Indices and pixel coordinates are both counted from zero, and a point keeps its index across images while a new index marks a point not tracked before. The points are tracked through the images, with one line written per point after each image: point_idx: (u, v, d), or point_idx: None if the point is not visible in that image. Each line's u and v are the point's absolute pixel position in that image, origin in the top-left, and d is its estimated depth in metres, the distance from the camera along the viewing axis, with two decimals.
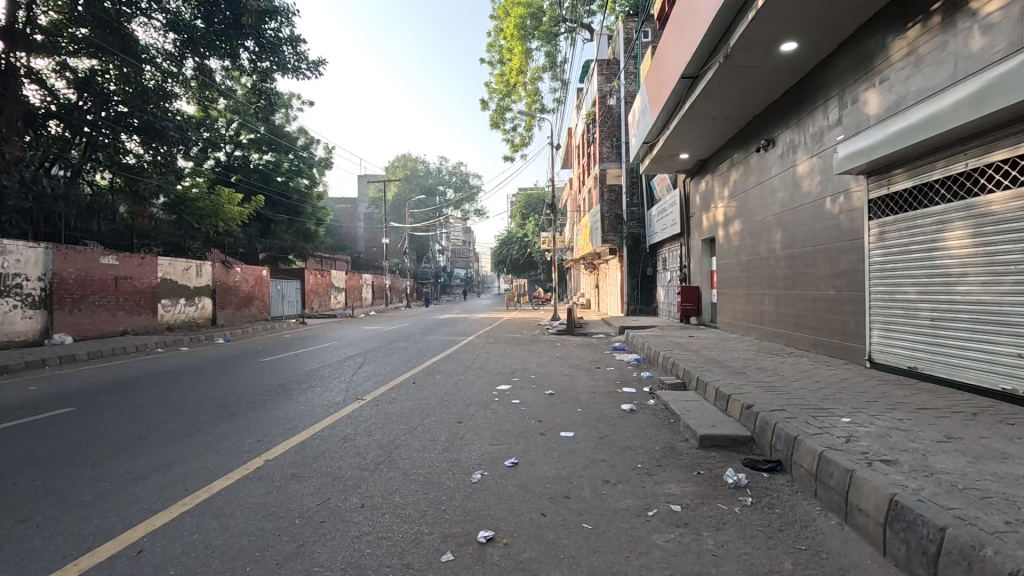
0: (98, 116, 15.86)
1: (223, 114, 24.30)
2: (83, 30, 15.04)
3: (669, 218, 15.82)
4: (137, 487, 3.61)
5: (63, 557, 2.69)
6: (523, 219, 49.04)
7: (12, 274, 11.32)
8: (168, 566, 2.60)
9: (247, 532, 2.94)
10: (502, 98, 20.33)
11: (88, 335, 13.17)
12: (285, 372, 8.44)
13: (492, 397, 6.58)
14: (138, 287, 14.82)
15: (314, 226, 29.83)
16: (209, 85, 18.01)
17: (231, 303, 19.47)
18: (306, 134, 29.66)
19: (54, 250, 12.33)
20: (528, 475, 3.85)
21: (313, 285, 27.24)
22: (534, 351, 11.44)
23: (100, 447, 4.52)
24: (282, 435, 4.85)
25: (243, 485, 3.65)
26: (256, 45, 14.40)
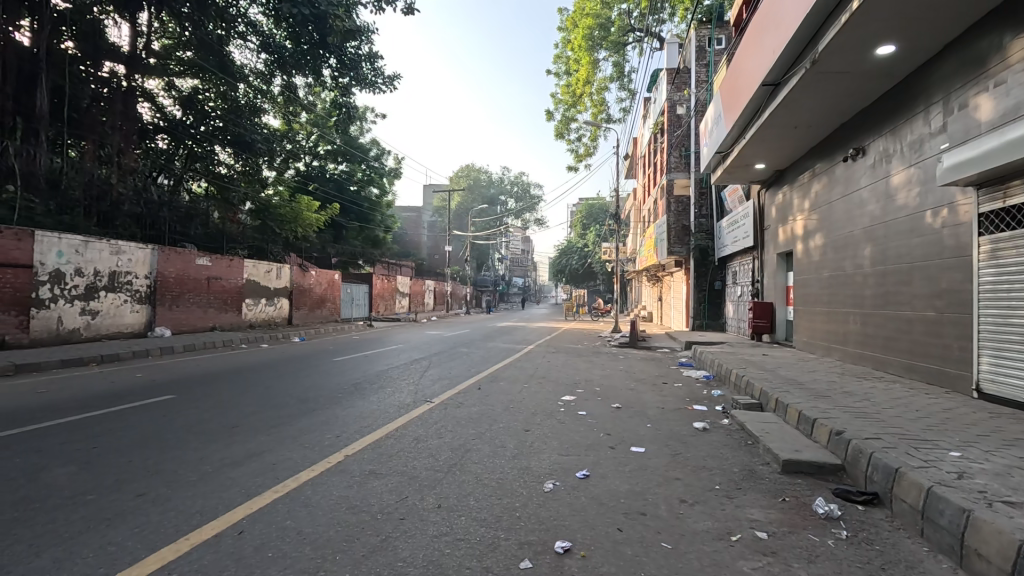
0: (198, 130, 17.78)
1: (304, 127, 25.98)
2: (188, 53, 16.80)
3: (742, 230, 15.16)
4: (234, 472, 3.91)
5: (178, 530, 2.95)
6: (585, 228, 48.63)
7: (125, 272, 12.61)
8: (265, 548, 2.79)
9: (333, 523, 3.10)
10: (567, 108, 20.32)
11: (183, 328, 14.43)
12: (357, 372, 8.80)
13: (557, 407, 6.55)
14: (226, 286, 16.06)
15: (382, 233, 31.09)
16: (293, 100, 19.34)
17: (305, 304, 20.63)
18: (378, 145, 31.05)
19: (159, 251, 13.61)
20: (601, 489, 3.79)
21: (379, 289, 28.35)
22: (597, 362, 11.27)
23: (200, 433, 4.92)
24: (359, 432, 5.07)
25: (327, 477, 3.85)
26: (338, 63, 15.30)
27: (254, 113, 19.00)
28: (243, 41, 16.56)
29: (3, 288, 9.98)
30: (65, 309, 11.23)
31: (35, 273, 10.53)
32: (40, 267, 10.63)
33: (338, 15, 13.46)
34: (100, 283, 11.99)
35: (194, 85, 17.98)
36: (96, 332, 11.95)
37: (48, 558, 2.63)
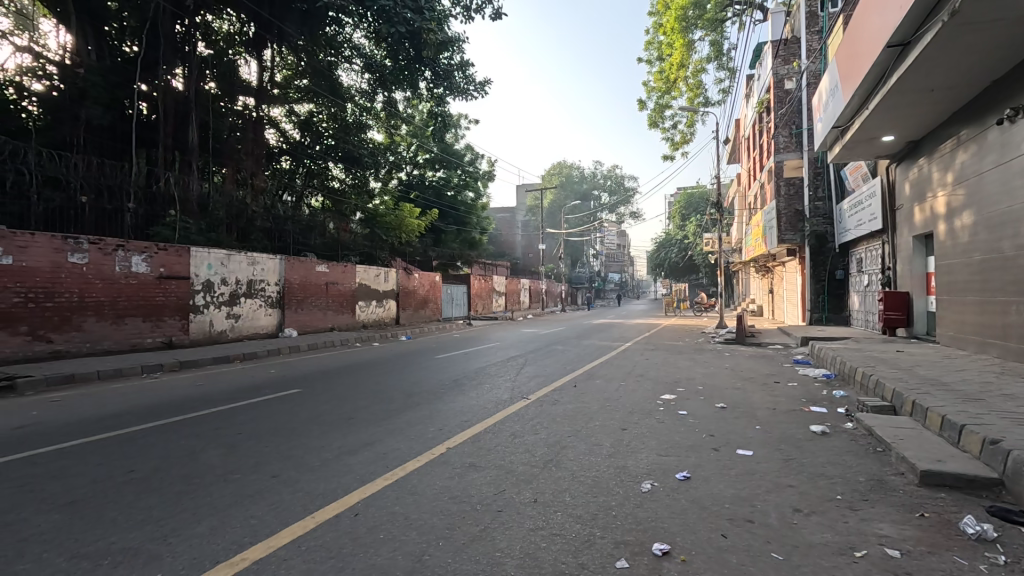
0: (314, 149, 20.10)
1: (405, 139, 27.69)
2: (304, 81, 18.92)
3: (867, 212, 13.52)
4: (351, 459, 4.31)
5: (306, 509, 3.33)
6: (684, 219, 46.40)
7: (259, 280, 14.35)
8: (378, 530, 3.05)
9: (436, 512, 3.29)
10: (661, 96, 19.43)
11: (307, 329, 16.10)
12: (456, 369, 9.20)
13: (655, 406, 6.35)
14: (342, 290, 17.61)
15: (478, 234, 32.29)
16: (394, 114, 20.79)
17: (410, 305, 21.94)
18: (472, 150, 32.15)
19: (285, 261, 15.27)
20: (703, 492, 3.62)
21: (477, 289, 29.34)
22: (699, 360, 10.72)
23: (321, 423, 5.49)
24: (459, 426, 5.32)
25: (431, 467, 4.10)
26: (432, 74, 16.08)
27: (360, 129, 20.80)
28: (349, 65, 18.16)
29: (169, 297, 11.86)
30: (214, 314, 13.04)
31: (192, 284, 12.39)
32: (196, 278, 12.48)
33: (430, 29, 14.10)
34: (240, 290, 13.77)
35: (309, 109, 20.18)
36: (239, 333, 13.74)
37: (206, 525, 3.10)
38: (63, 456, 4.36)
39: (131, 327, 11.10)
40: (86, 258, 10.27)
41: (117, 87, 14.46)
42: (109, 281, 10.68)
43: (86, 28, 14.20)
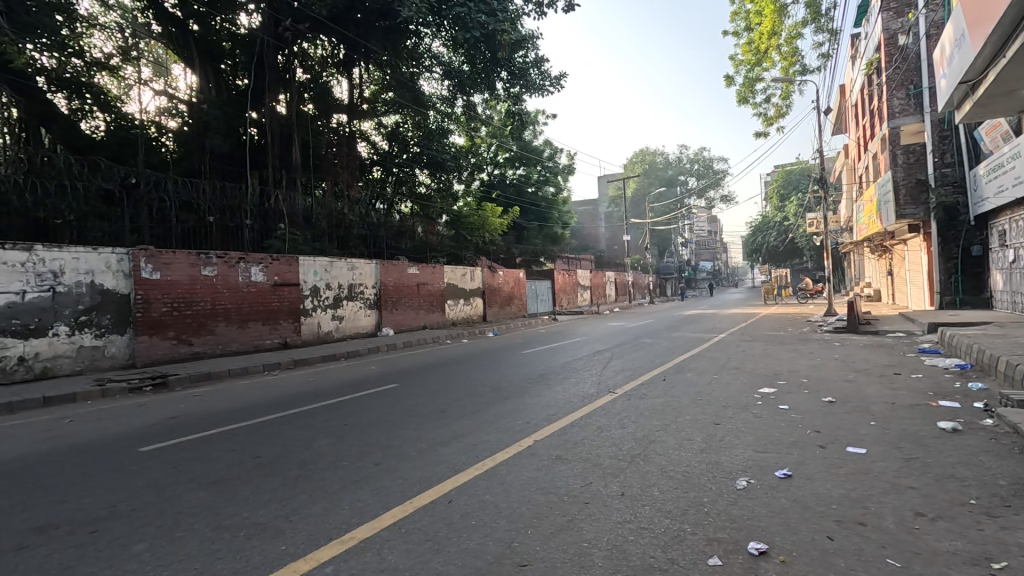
0: (402, 157, 21.63)
1: (485, 140, 28.37)
2: (388, 94, 20.11)
3: (1011, 175, 11.65)
4: (444, 450, 4.54)
5: (404, 495, 3.59)
6: (783, 199, 42.94)
7: (358, 283, 15.47)
8: (470, 516, 3.21)
9: (524, 501, 3.39)
10: (750, 69, 18.08)
11: (402, 328, 17.08)
12: (542, 364, 9.31)
13: (753, 400, 6.00)
14: (432, 290, 18.47)
15: (561, 229, 32.40)
16: (473, 117, 21.48)
17: (496, 302, 22.48)
18: (551, 145, 32.26)
19: (380, 265, 16.30)
20: (807, 492, 3.38)
21: (562, 284, 29.32)
22: (803, 351, 9.91)
23: (417, 416, 5.85)
24: (545, 419, 5.41)
25: (519, 459, 4.22)
26: (508, 75, 16.30)
27: (443, 135, 21.80)
28: (430, 74, 19.05)
29: (283, 302, 13.19)
30: (321, 316, 14.28)
31: (301, 289, 13.67)
32: (304, 284, 13.74)
33: (504, 30, 14.27)
34: (342, 294, 14.96)
35: (395, 120, 21.42)
36: (343, 333, 14.94)
37: (320, 507, 3.45)
38: (206, 443, 5.06)
39: (253, 330, 12.49)
40: (215, 271, 11.69)
41: (233, 118, 16.25)
42: (235, 290, 12.10)
43: (206, 67, 16.15)
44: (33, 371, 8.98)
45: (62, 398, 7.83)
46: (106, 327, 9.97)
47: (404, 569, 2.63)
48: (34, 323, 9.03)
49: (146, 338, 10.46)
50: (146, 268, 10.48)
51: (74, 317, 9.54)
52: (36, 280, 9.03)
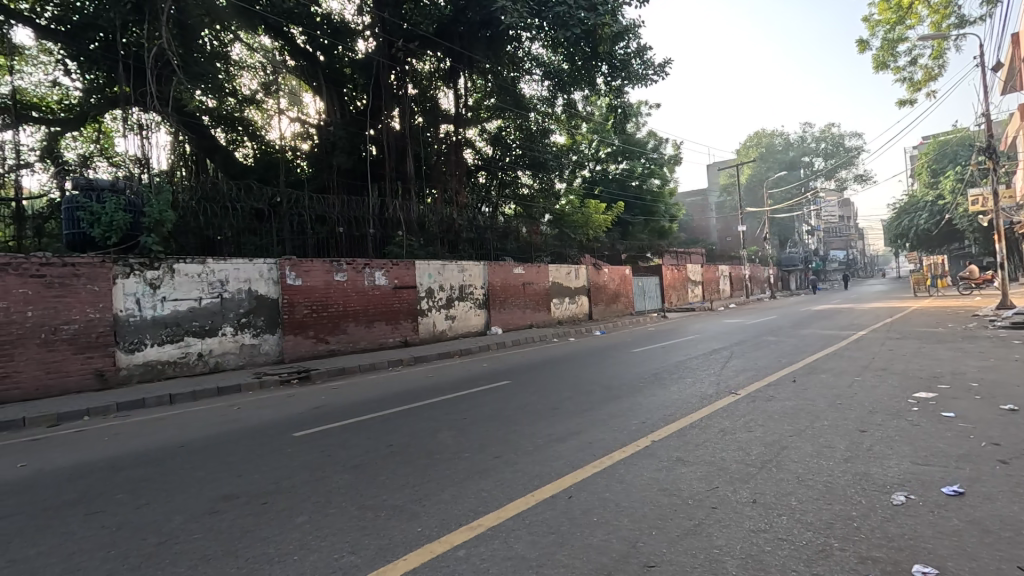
0: (504, 161, 22.23)
1: (587, 136, 28.18)
2: (491, 100, 20.78)
3: None
4: (559, 447, 4.60)
5: (525, 488, 3.70)
6: (935, 175, 37.14)
7: (468, 284, 16.18)
8: (591, 513, 3.22)
9: (647, 501, 3.33)
10: (889, 30, 15.93)
11: (510, 327, 17.55)
12: (655, 363, 9.01)
13: (907, 406, 5.28)
14: (537, 289, 18.74)
15: (668, 223, 31.26)
16: (574, 114, 21.48)
17: (602, 301, 22.16)
18: (655, 136, 31.24)
19: (488, 266, 16.89)
20: (987, 513, 2.91)
21: (671, 280, 28.08)
22: (970, 351, 8.48)
23: (532, 412, 6.00)
24: (662, 419, 5.25)
25: (638, 458, 4.15)
26: (609, 68, 16.01)
27: (544, 135, 22.09)
28: (529, 75, 19.39)
29: (402, 304, 14.21)
30: (435, 316, 15.16)
31: (417, 291, 14.63)
32: (419, 287, 14.69)
33: (605, 23, 14.06)
34: (454, 295, 15.74)
35: (498, 125, 22.05)
36: (455, 332, 15.72)
37: (449, 494, 3.69)
38: (346, 430, 5.65)
39: (378, 329, 13.61)
40: (345, 276, 12.93)
41: (355, 136, 17.87)
42: (362, 293, 13.29)
43: (331, 93, 17.89)
44: (208, 365, 10.66)
45: (231, 388, 9.19)
46: (260, 328, 11.50)
47: (531, 559, 2.72)
48: (208, 325, 10.72)
49: (291, 337, 11.90)
50: (290, 276, 11.92)
51: (237, 319, 11.14)
52: (208, 289, 10.73)
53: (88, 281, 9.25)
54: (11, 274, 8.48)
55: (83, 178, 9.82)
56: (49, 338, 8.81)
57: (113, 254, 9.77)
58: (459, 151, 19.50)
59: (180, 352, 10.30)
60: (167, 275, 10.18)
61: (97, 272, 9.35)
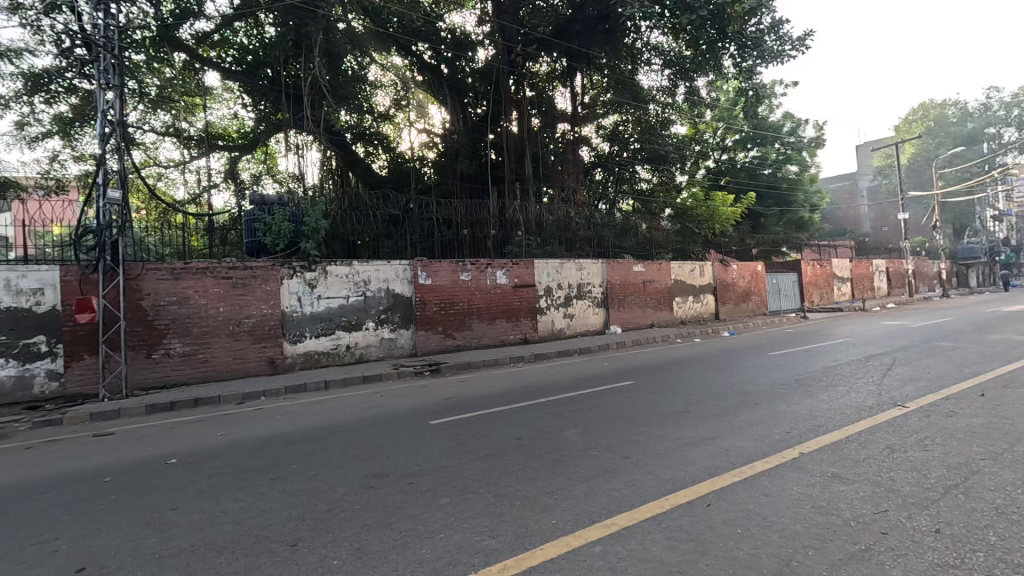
0: (622, 156, 21.67)
1: (712, 124, 26.47)
2: (607, 95, 20.40)
3: None
4: (692, 451, 4.40)
5: (658, 491, 3.60)
6: None
7: (586, 283, 16.11)
8: (734, 524, 3.04)
9: (799, 518, 3.06)
10: None
11: (630, 326, 17.13)
12: (797, 368, 8.17)
13: None
14: (659, 287, 18.04)
15: (808, 213, 28.24)
16: (697, 102, 20.32)
17: (730, 299, 20.63)
18: (792, 118, 28.36)
19: (607, 264, 16.65)
20: None
21: (812, 276, 25.23)
22: None
23: (660, 414, 5.81)
24: (812, 430, 4.76)
25: (785, 471, 3.81)
26: (738, 48, 14.85)
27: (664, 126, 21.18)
28: (647, 65, 18.77)
29: (523, 302, 14.60)
30: (555, 314, 15.34)
31: (537, 290, 14.91)
32: (539, 285, 14.98)
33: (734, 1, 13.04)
34: (573, 293, 15.77)
35: (615, 120, 21.58)
36: (574, 330, 15.75)
37: (580, 490, 3.73)
38: (476, 421, 5.97)
39: (500, 326, 14.14)
40: (470, 276, 13.65)
41: (477, 142, 18.62)
42: (485, 291, 13.91)
43: (455, 103, 18.85)
44: (354, 356, 11.92)
45: (374, 377, 10.19)
46: (397, 324, 12.57)
47: (671, 564, 2.65)
48: (354, 320, 11.99)
49: (423, 333, 12.86)
50: (422, 276, 12.89)
51: (377, 315, 12.30)
52: (354, 288, 12.00)
53: (263, 282, 10.89)
54: (209, 276, 10.31)
55: (257, 195, 11.57)
56: (235, 329, 10.54)
57: (280, 258, 11.37)
58: (576, 149, 19.47)
59: (332, 344, 11.66)
60: (322, 276, 11.60)
61: (269, 274, 10.96)
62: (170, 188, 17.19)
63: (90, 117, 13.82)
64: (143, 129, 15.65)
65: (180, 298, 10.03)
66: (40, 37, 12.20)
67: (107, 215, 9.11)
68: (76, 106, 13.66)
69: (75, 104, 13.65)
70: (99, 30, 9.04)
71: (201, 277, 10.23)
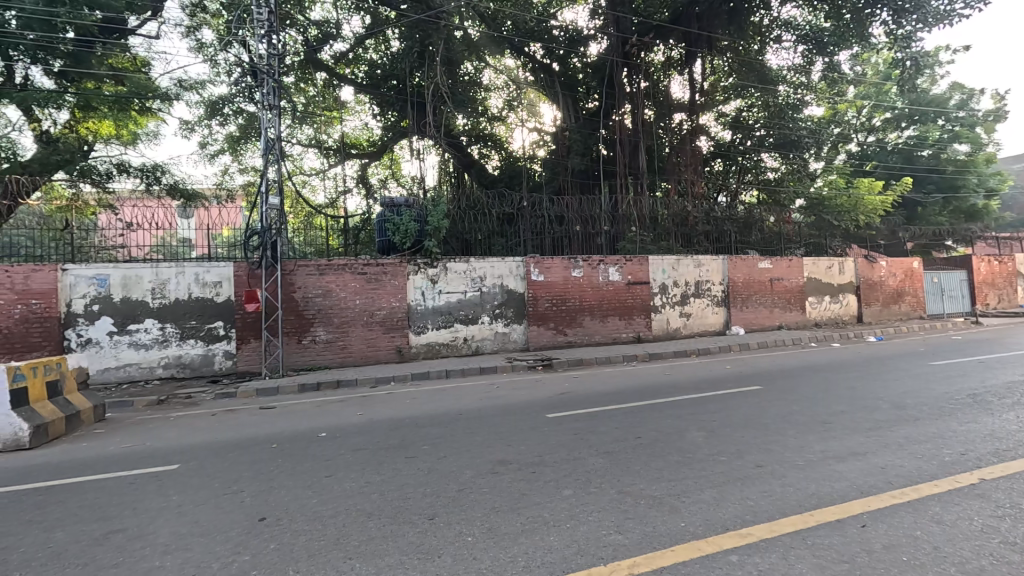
0: (747, 145, 19.99)
1: (856, 103, 23.50)
2: (729, 78, 19.13)
3: None
4: (839, 466, 3.99)
5: (800, 505, 3.32)
6: None
7: (705, 281, 15.22)
8: (896, 550, 2.72)
9: (982, 552, 2.64)
10: None
11: (754, 327, 15.87)
12: (971, 380, 6.97)
13: None
14: (789, 286, 16.47)
15: (982, 200, 23.86)
16: (838, 79, 18.23)
17: (877, 300, 18.17)
18: (962, 89, 24.15)
19: (728, 260, 15.57)
20: None
21: (988, 275, 21.24)
22: None
23: (796, 423, 5.33)
24: (995, 454, 4.05)
25: (960, 497, 3.30)
26: (892, 13, 12.98)
27: (798, 108, 19.22)
28: (777, 43, 17.46)
29: (636, 299, 14.22)
30: (670, 313, 14.72)
31: (650, 287, 14.43)
32: (653, 283, 14.47)
33: None
34: (690, 291, 15.01)
35: (738, 106, 20.12)
36: (691, 330, 14.98)
37: (709, 495, 3.57)
38: (593, 417, 5.97)
39: (613, 324, 13.91)
40: (582, 272, 13.61)
41: (588, 137, 18.41)
42: (597, 289, 13.78)
43: (567, 101, 18.74)
44: (471, 348, 12.50)
45: (489, 369, 10.61)
46: (510, 319, 12.95)
47: None
48: (471, 314, 12.58)
49: (535, 328, 13.10)
50: (535, 273, 13.13)
51: (493, 310, 12.77)
52: (472, 284, 12.58)
53: (392, 277, 11.86)
54: (347, 272, 11.47)
55: (387, 198, 12.68)
56: (369, 320, 11.62)
57: (406, 255, 12.29)
58: (693, 138, 18.43)
59: (451, 336, 12.35)
60: (442, 272, 12.32)
61: (397, 270, 11.91)
62: (312, 194, 19.36)
63: (252, 135, 16.05)
64: (293, 143, 17.83)
65: (324, 291, 11.30)
66: (218, 69, 14.44)
67: (268, 218, 10.38)
68: (241, 126, 15.90)
69: (241, 124, 15.88)
70: (263, 59, 10.49)
71: (341, 273, 11.43)
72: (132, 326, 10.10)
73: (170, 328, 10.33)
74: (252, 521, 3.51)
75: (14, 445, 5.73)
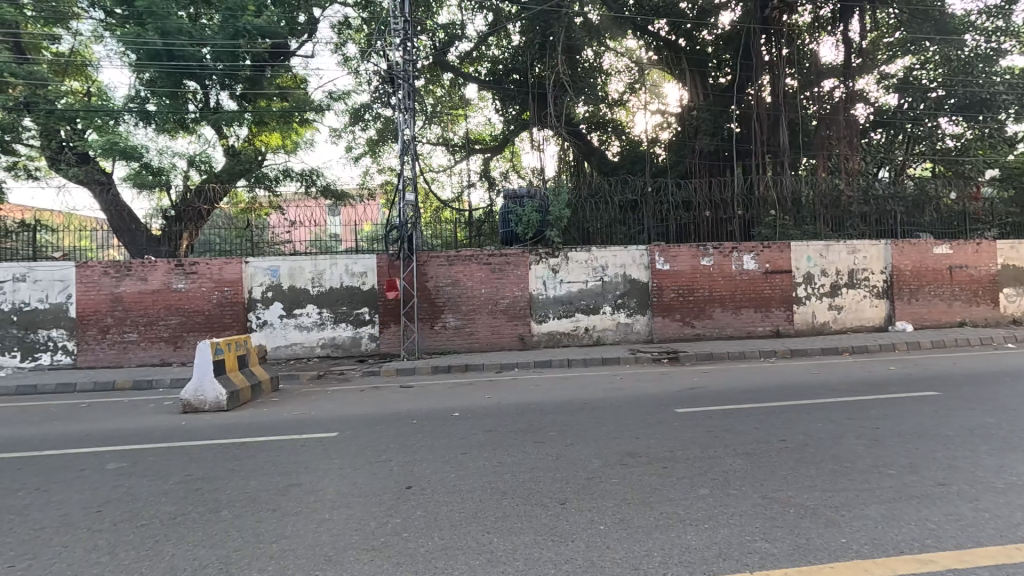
0: (917, 110, 16.88)
1: None
2: (898, 33, 16.54)
3: None
4: None
5: (1000, 535, 2.79)
6: None
7: (861, 269, 13.35)
8: None
9: None
10: None
11: (926, 324, 13.57)
12: None
13: None
14: (975, 275, 13.78)
15: None
16: None
17: None
18: None
19: (892, 245, 13.46)
20: None
21: None
22: None
23: (992, 438, 4.45)
24: None
25: None
26: None
27: (993, 60, 15.74)
28: None
29: (775, 290, 12.97)
30: (817, 305, 13.16)
31: (793, 277, 13.04)
32: (796, 272, 13.06)
33: None
34: (842, 281, 13.27)
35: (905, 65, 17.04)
36: (843, 325, 13.25)
37: (877, 511, 3.14)
38: (728, 416, 5.57)
39: (747, 316, 12.85)
40: (712, 261, 12.75)
41: (720, 114, 17.14)
42: (730, 278, 12.82)
43: (694, 79, 17.42)
44: (592, 337, 12.42)
45: (612, 359, 10.45)
46: (633, 309, 12.60)
47: None
48: (593, 304, 12.47)
49: (660, 319, 12.60)
50: (660, 261, 12.60)
51: (615, 300, 12.53)
52: (594, 274, 12.47)
53: (516, 267, 12.21)
54: (473, 262, 12.05)
55: (510, 190, 12.99)
56: (494, 308, 12.11)
57: (529, 245, 12.54)
58: (847, 108, 16.36)
59: (572, 325, 12.38)
60: (564, 262, 12.38)
61: (521, 260, 12.22)
62: (440, 189, 20.52)
63: (389, 137, 17.49)
64: (424, 142, 19.08)
65: (454, 280, 12.01)
66: (361, 79, 15.95)
67: (405, 213, 11.29)
68: (380, 129, 17.42)
69: (379, 127, 17.42)
70: (399, 66, 11.35)
71: (468, 263, 12.04)
72: (298, 310, 11.67)
73: (326, 312, 11.75)
74: (401, 488, 3.87)
75: (216, 407, 6.97)
